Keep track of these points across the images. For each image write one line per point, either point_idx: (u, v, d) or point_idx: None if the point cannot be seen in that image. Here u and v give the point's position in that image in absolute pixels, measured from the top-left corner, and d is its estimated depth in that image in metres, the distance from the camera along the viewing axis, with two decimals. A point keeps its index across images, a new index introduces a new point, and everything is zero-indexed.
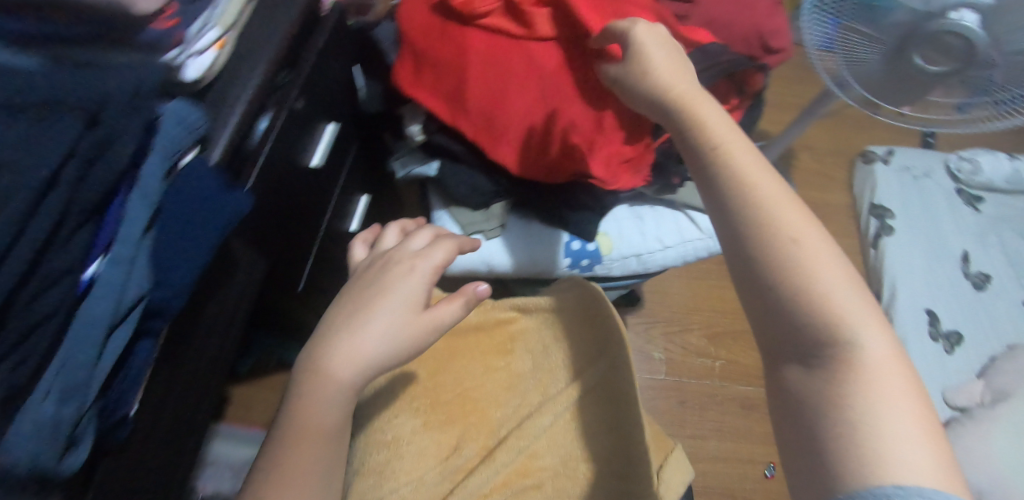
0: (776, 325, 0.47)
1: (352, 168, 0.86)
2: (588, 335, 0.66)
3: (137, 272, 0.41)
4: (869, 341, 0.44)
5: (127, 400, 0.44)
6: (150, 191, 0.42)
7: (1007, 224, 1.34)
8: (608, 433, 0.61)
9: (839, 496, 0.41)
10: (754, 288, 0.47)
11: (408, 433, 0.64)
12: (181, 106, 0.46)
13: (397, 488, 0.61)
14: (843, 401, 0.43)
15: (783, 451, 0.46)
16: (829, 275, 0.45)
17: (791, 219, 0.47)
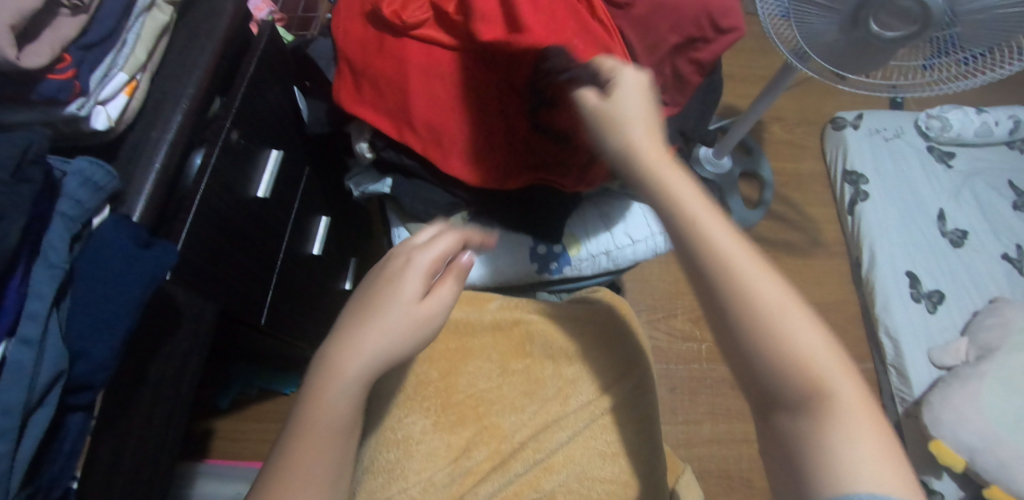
0: (745, 368, 0.47)
1: (305, 192, 0.82)
2: (615, 359, 0.73)
3: (50, 349, 0.37)
4: (835, 376, 0.45)
5: (66, 478, 0.42)
6: (56, 260, 0.39)
7: (981, 178, 1.35)
8: (628, 454, 0.68)
9: None
10: (722, 335, 0.47)
11: (419, 433, 0.66)
12: (87, 163, 0.42)
13: (406, 488, 0.63)
14: (819, 438, 0.44)
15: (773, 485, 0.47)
16: (785, 311, 0.46)
17: (734, 260, 0.47)
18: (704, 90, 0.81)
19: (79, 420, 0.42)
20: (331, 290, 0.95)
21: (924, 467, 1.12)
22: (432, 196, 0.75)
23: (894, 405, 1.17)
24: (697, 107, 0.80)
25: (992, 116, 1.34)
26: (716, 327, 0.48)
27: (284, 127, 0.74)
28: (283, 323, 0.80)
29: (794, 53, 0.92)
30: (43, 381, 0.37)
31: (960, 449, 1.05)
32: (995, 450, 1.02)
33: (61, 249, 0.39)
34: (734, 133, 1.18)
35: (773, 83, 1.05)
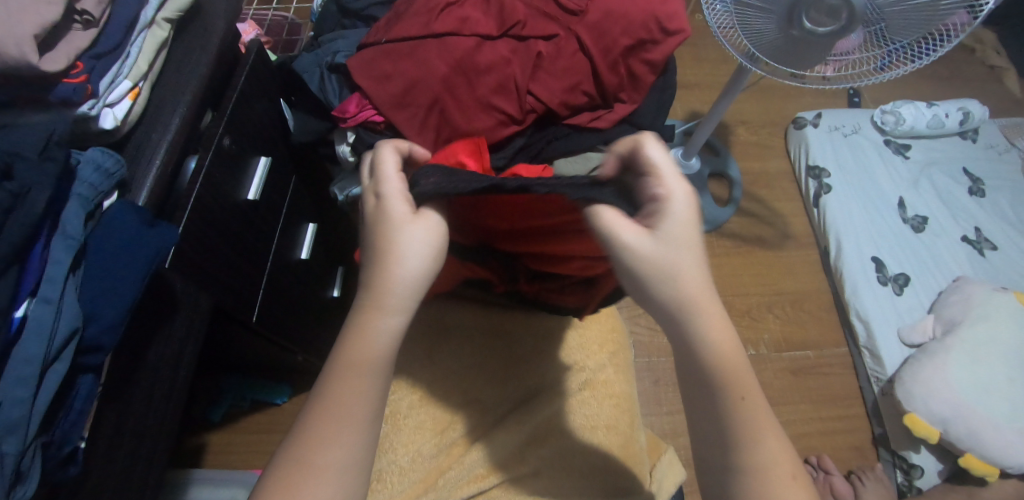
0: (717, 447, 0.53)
1: (293, 197, 0.88)
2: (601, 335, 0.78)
3: (67, 309, 0.45)
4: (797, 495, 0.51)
5: (73, 435, 0.49)
6: (72, 232, 0.46)
7: (938, 167, 1.43)
8: (604, 428, 0.71)
9: None
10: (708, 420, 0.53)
11: (406, 407, 0.72)
12: (98, 153, 0.51)
13: (395, 458, 0.69)
14: None
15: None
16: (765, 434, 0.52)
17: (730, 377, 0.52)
18: (659, 89, 0.88)
19: (88, 381, 0.50)
20: (319, 295, 0.99)
21: (903, 442, 1.16)
22: None
23: (870, 385, 1.22)
24: (654, 104, 0.88)
25: (942, 109, 1.44)
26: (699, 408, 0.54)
27: (272, 137, 0.81)
28: (275, 323, 0.84)
29: (744, 56, 0.99)
30: (60, 336, 0.44)
31: (934, 421, 1.08)
32: (966, 419, 1.07)
33: (77, 224, 0.47)
34: (699, 134, 1.24)
35: (730, 85, 1.13)
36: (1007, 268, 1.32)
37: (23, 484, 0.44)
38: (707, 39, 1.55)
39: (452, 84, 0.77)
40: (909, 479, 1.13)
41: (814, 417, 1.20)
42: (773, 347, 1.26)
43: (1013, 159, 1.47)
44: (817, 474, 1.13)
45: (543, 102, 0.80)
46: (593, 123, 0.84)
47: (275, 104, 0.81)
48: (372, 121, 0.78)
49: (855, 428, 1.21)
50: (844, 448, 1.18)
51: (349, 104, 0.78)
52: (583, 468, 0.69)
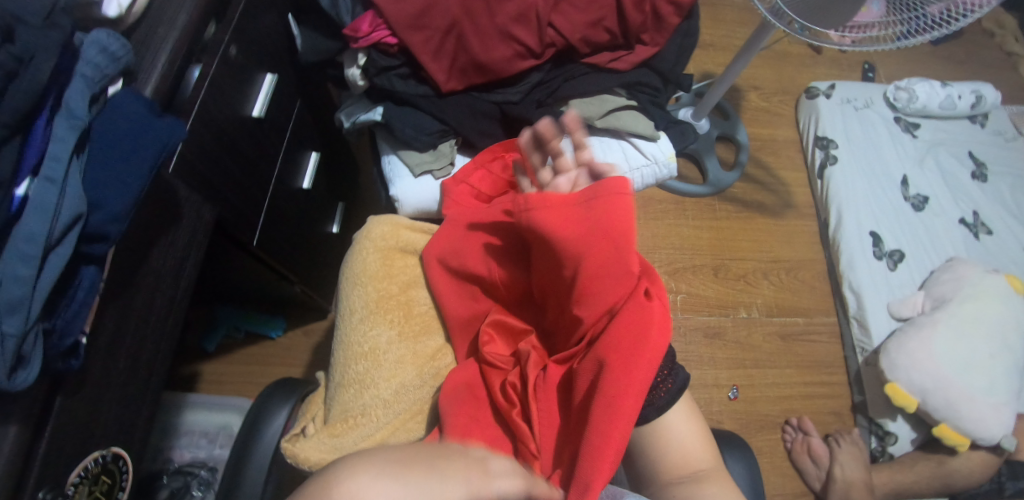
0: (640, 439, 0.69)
1: (298, 120, 0.86)
2: None
3: (70, 190, 0.44)
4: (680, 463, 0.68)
5: (76, 327, 0.46)
6: (77, 112, 0.45)
7: (945, 147, 1.43)
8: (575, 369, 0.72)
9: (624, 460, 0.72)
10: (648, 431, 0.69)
11: (384, 343, 0.70)
12: (104, 35, 0.48)
13: (378, 393, 0.68)
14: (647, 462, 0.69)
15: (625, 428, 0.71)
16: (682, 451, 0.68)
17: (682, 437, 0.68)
18: (682, 34, 0.86)
19: (92, 274, 0.48)
20: (320, 227, 0.97)
21: (881, 409, 1.18)
22: (423, 123, 0.79)
23: (855, 355, 1.24)
24: (674, 50, 0.86)
25: (956, 90, 1.42)
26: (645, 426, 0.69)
27: (278, 53, 0.78)
28: (273, 248, 0.82)
29: (770, 11, 0.96)
30: (63, 220, 0.43)
31: (914, 390, 1.11)
32: (944, 390, 1.08)
33: (82, 103, 0.46)
34: (711, 95, 1.21)
35: (748, 44, 1.09)
36: (1000, 251, 1.34)
37: (25, 367, 0.42)
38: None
39: (472, 9, 0.74)
40: (883, 445, 1.17)
41: (798, 382, 1.23)
42: (764, 312, 1.27)
43: (1019, 146, 1.47)
44: (796, 435, 1.16)
45: (564, 35, 0.78)
46: (613, 64, 0.83)
47: (285, 19, 0.77)
48: (385, 43, 0.75)
49: (836, 395, 1.24)
50: (823, 413, 1.22)
51: (363, 22, 0.74)
52: None
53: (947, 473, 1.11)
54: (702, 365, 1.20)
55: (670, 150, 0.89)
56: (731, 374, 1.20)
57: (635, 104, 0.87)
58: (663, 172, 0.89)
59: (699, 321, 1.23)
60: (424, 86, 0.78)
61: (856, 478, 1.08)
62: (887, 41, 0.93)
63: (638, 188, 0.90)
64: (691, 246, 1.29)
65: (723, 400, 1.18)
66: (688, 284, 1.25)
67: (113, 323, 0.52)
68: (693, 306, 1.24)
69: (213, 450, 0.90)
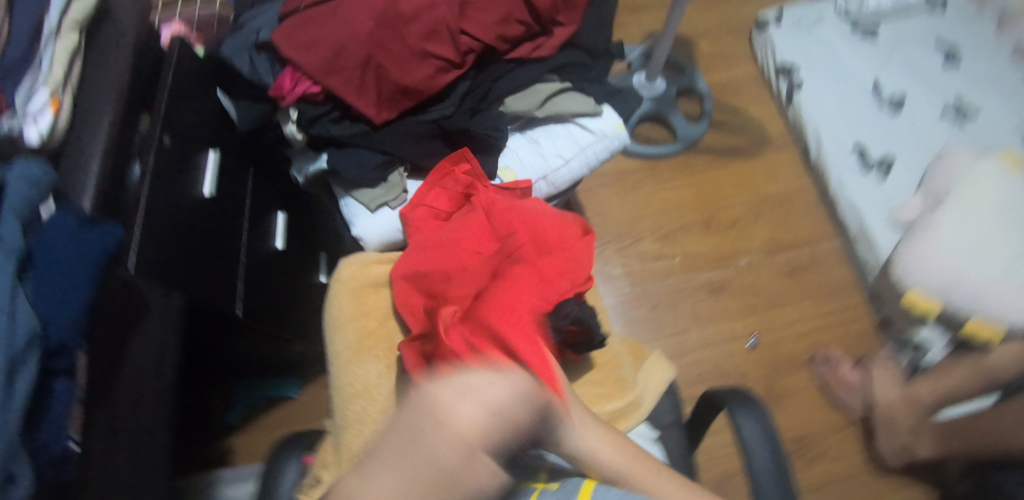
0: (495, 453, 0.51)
1: (254, 188, 0.88)
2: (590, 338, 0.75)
3: (20, 313, 0.47)
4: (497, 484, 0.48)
5: (60, 438, 0.49)
6: (11, 239, 0.48)
7: (909, 42, 1.39)
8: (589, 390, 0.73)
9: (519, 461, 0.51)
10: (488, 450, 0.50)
11: (375, 378, 0.69)
12: (25, 166, 0.52)
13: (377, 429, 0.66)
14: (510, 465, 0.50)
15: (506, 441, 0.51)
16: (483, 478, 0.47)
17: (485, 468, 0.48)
18: (598, 6, 0.87)
19: (64, 385, 0.50)
20: (305, 282, 0.99)
21: (907, 321, 1.16)
22: (364, 158, 0.80)
23: (868, 272, 1.22)
24: (593, 24, 0.87)
25: None
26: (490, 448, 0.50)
27: (215, 129, 0.80)
28: (259, 314, 0.84)
29: None
30: (18, 340, 0.46)
31: (933, 294, 1.08)
32: (963, 286, 1.06)
33: (14, 233, 0.48)
34: (658, 53, 1.20)
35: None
36: (991, 131, 1.30)
37: (14, 486, 0.45)
38: None
39: (381, 37, 0.75)
40: (918, 357, 1.14)
41: (817, 313, 1.21)
42: (766, 253, 1.25)
43: (985, 21, 1.43)
44: (826, 367, 1.15)
45: (479, 39, 0.79)
46: (536, 52, 0.83)
47: (212, 96, 0.80)
48: (311, 94, 0.77)
49: (859, 316, 1.22)
50: (849, 337, 1.19)
51: (284, 80, 0.76)
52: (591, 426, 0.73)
53: (989, 371, 1.05)
54: (715, 320, 1.19)
55: (616, 120, 0.89)
56: (747, 322, 1.19)
57: (570, 85, 0.87)
58: (616, 144, 0.90)
59: (701, 278, 1.22)
60: (358, 124, 0.80)
61: (895, 397, 1.08)
62: None
63: (595, 165, 0.90)
64: (677, 206, 1.28)
65: (744, 350, 1.17)
66: (683, 245, 1.24)
67: (105, 426, 0.55)
68: (692, 264, 1.23)
69: None
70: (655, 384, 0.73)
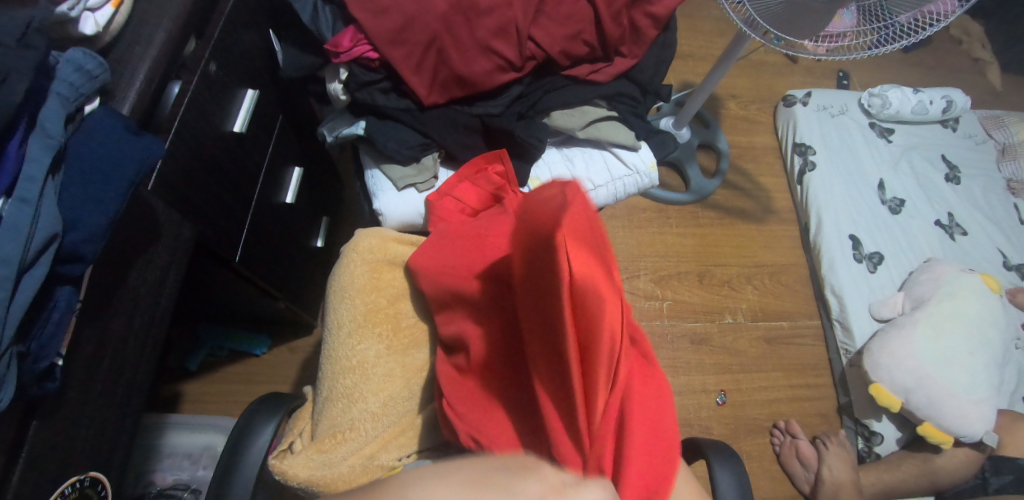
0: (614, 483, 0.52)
1: (280, 137, 0.85)
2: None
3: (45, 210, 0.44)
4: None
5: (51, 349, 0.46)
6: (52, 131, 0.45)
7: (918, 151, 1.46)
8: None
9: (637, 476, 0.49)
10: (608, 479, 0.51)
11: (373, 356, 0.70)
12: (79, 54, 0.47)
13: (366, 407, 0.68)
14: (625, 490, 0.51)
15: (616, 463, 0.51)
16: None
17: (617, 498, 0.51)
18: (660, 45, 0.88)
19: (68, 294, 0.48)
20: (304, 242, 0.96)
21: (866, 411, 1.20)
22: (405, 136, 0.79)
23: (839, 357, 1.26)
24: (652, 61, 0.88)
25: (927, 95, 1.45)
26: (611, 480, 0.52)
27: (259, 69, 0.77)
28: (256, 264, 0.81)
29: (745, 22, 0.99)
30: (37, 241, 0.43)
31: (896, 390, 1.13)
32: (926, 389, 1.10)
33: (58, 123, 0.45)
34: (691, 104, 1.23)
35: (726, 53, 1.11)
36: (975, 252, 1.37)
37: None
38: (703, 10, 1.54)
39: (451, 22, 0.74)
40: (869, 445, 1.19)
41: (785, 385, 1.24)
42: (749, 317, 1.28)
43: (988, 149, 1.51)
44: (784, 438, 1.17)
45: (543, 48, 0.78)
46: (592, 76, 0.84)
47: (264, 36, 0.77)
48: (366, 58, 0.75)
49: (822, 397, 1.25)
50: (810, 414, 1.23)
51: (343, 38, 0.74)
52: None
53: (933, 471, 1.13)
54: (689, 371, 1.21)
55: (650, 159, 0.89)
56: (719, 379, 1.21)
57: (616, 115, 0.88)
58: (645, 182, 0.90)
59: (685, 327, 1.24)
60: (406, 100, 0.79)
61: (844, 479, 1.10)
62: (861, 50, 0.97)
63: (621, 197, 0.91)
64: (675, 253, 1.30)
65: (711, 405, 1.19)
66: (674, 291, 1.26)
67: (91, 345, 0.52)
68: (679, 312, 1.25)
69: (196, 471, 0.88)
70: None
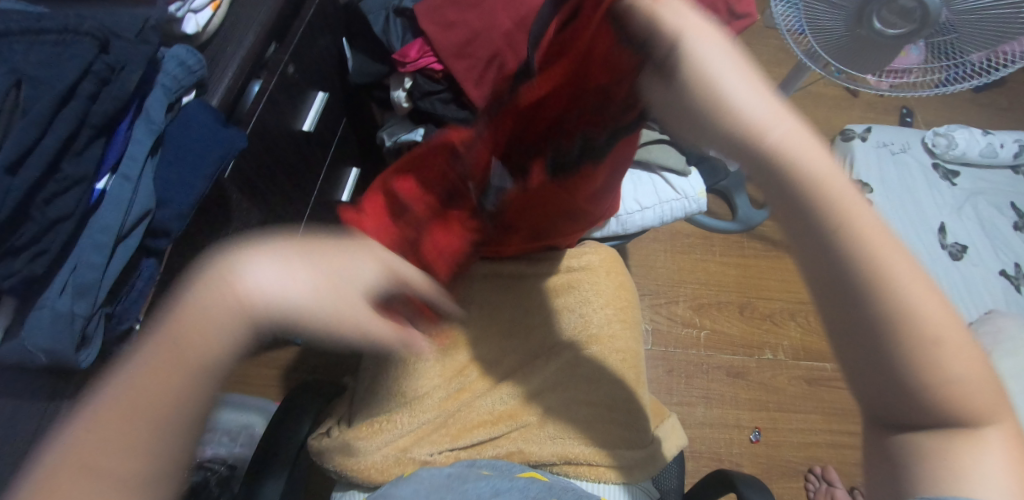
0: (855, 326, 0.43)
1: (342, 138, 0.89)
2: (615, 417, 0.70)
3: (142, 188, 0.51)
4: (939, 335, 0.42)
5: (132, 315, 0.53)
6: (154, 119, 0.53)
7: (984, 197, 1.40)
8: (612, 443, 0.69)
9: (904, 340, 0.42)
10: (872, 356, 0.42)
11: (414, 353, 0.70)
12: (183, 50, 0.54)
13: (406, 402, 0.68)
14: (908, 319, 0.42)
15: (858, 352, 0.43)
16: (934, 313, 0.42)
17: (930, 308, 0.42)
18: None
19: (150, 267, 0.55)
20: None
21: None
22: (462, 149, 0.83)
23: None
24: None
25: (998, 138, 1.41)
26: (849, 332, 0.43)
27: (330, 74, 0.81)
28: None
29: (806, 53, 0.96)
30: (133, 215, 0.51)
31: None
32: None
33: (160, 111, 0.53)
34: None
35: (783, 84, 1.08)
36: None
37: (87, 348, 0.49)
38: (763, 40, 1.53)
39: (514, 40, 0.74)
40: None
41: (824, 428, 1.20)
42: (791, 354, 1.25)
43: None
44: (819, 484, 1.11)
45: None
46: None
47: (338, 44, 0.81)
48: (431, 69, 0.79)
49: None
50: (850, 463, 1.17)
51: (411, 49, 0.78)
52: (610, 474, 0.67)
53: None
54: (723, 404, 1.19)
55: (700, 186, 0.90)
56: (753, 415, 1.18)
57: (666, 139, 0.89)
58: (692, 208, 0.90)
59: (722, 359, 1.22)
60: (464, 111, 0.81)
61: None
62: (926, 87, 0.95)
63: (668, 221, 0.90)
64: (717, 281, 1.29)
65: (744, 442, 1.16)
66: (712, 321, 1.25)
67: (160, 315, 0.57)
68: (717, 343, 1.23)
69: (233, 449, 0.90)
70: (670, 446, 0.72)
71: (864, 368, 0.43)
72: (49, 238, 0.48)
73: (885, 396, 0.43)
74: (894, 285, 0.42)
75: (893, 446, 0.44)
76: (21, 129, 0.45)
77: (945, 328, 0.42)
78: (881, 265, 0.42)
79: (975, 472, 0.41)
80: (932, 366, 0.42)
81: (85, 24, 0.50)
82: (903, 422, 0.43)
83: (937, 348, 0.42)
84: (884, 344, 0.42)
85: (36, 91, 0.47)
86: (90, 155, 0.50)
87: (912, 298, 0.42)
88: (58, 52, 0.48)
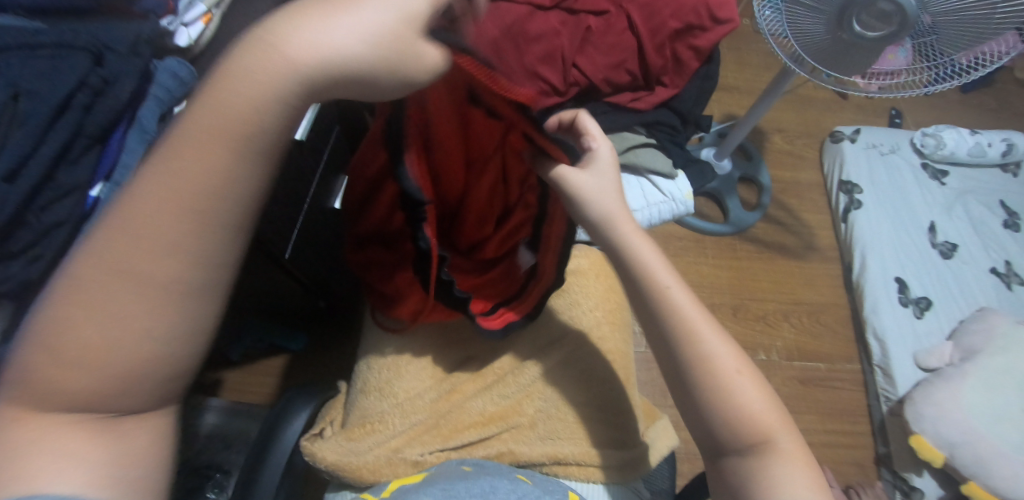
0: (675, 375, 0.61)
1: (335, 147, 0.91)
2: (603, 418, 0.71)
3: None
4: (733, 377, 0.58)
5: None
6: (147, 128, 0.55)
7: (974, 195, 1.42)
8: (601, 444, 0.69)
9: (706, 382, 0.58)
10: (687, 395, 0.60)
11: (405, 356, 0.72)
12: (175, 63, 0.57)
13: (397, 404, 0.70)
14: (710, 364, 0.59)
15: (681, 392, 0.61)
16: (727, 360, 0.59)
17: (725, 357, 0.59)
18: (702, 76, 0.89)
19: None
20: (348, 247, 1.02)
21: (906, 464, 1.15)
22: None
23: (879, 404, 1.21)
24: (694, 94, 0.90)
25: (986, 138, 1.42)
26: (674, 378, 0.61)
27: None
28: (302, 263, 0.87)
29: (790, 57, 0.97)
30: None
31: (940, 444, 1.08)
32: (973, 445, 1.06)
33: (152, 120, 0.55)
34: (734, 137, 1.23)
35: (771, 87, 1.09)
36: None
37: None
38: (752, 44, 1.55)
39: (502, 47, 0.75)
40: None
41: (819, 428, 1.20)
42: (785, 355, 1.26)
43: None
44: None
45: (587, 75, 0.82)
46: (632, 103, 0.86)
47: None
48: None
49: (858, 445, 1.20)
50: (846, 462, 1.18)
51: None
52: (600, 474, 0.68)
53: None
54: None
55: (687, 187, 0.90)
56: None
57: (654, 142, 0.89)
58: (680, 209, 0.90)
59: None
60: None
61: None
62: (915, 86, 0.94)
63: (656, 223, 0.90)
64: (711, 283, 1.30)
65: None
66: None
67: None
68: None
69: None
70: (660, 446, 0.73)
71: (686, 406, 0.60)
72: (44, 244, 0.51)
73: (702, 430, 0.60)
74: (698, 341, 0.59)
75: (726, 470, 0.58)
76: (19, 139, 0.48)
77: (740, 365, 0.59)
78: (684, 329, 0.60)
79: (785, 488, 0.54)
80: (732, 404, 0.58)
81: (80, 37, 0.51)
82: (725, 449, 0.58)
83: (729, 385, 0.58)
84: (693, 387, 0.59)
85: (34, 103, 0.48)
86: (86, 163, 0.53)
87: (709, 349, 0.59)
88: (54, 64, 0.49)
